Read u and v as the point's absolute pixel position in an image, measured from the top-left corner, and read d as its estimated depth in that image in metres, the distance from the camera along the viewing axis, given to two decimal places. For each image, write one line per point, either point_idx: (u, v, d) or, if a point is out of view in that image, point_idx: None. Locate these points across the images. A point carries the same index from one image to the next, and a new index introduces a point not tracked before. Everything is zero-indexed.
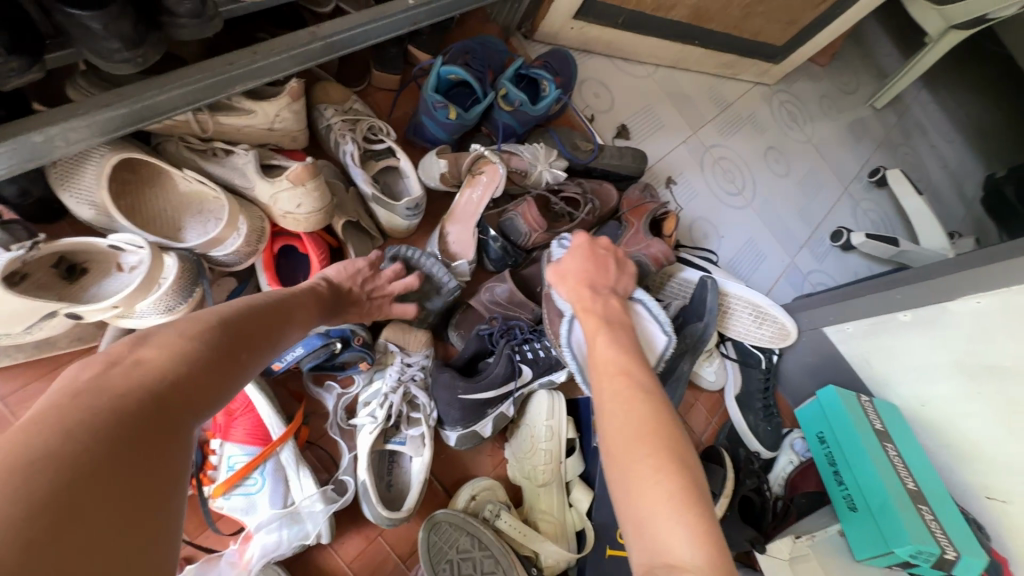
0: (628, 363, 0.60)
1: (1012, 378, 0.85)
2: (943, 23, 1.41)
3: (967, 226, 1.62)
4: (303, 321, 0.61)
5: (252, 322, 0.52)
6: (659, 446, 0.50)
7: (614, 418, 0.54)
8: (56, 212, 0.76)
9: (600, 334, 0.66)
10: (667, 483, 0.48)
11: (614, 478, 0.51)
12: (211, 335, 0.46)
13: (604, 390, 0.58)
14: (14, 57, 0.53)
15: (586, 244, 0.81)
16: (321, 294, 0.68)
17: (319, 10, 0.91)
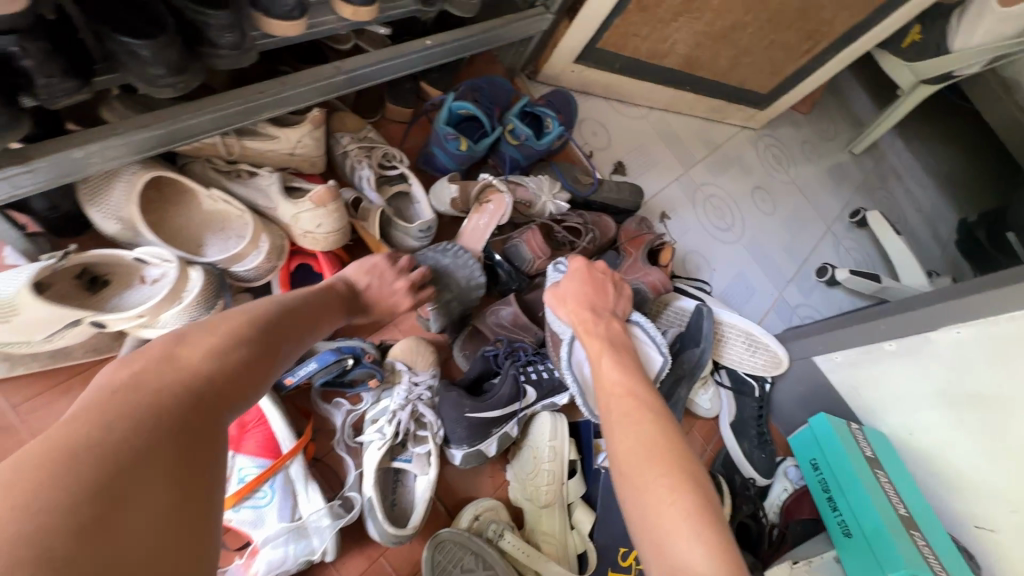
0: (633, 384, 0.63)
1: (997, 408, 0.89)
2: (914, 77, 1.51)
3: (944, 266, 1.70)
4: (325, 320, 0.65)
5: (275, 321, 0.56)
6: (673, 466, 0.53)
7: (624, 437, 0.57)
8: (80, 227, 0.78)
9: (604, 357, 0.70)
10: (682, 504, 0.50)
11: (629, 498, 0.53)
12: (240, 335, 0.52)
13: (613, 410, 0.61)
14: (68, 78, 0.57)
15: (583, 268, 0.83)
16: (339, 294, 0.71)
17: (340, 47, 0.97)
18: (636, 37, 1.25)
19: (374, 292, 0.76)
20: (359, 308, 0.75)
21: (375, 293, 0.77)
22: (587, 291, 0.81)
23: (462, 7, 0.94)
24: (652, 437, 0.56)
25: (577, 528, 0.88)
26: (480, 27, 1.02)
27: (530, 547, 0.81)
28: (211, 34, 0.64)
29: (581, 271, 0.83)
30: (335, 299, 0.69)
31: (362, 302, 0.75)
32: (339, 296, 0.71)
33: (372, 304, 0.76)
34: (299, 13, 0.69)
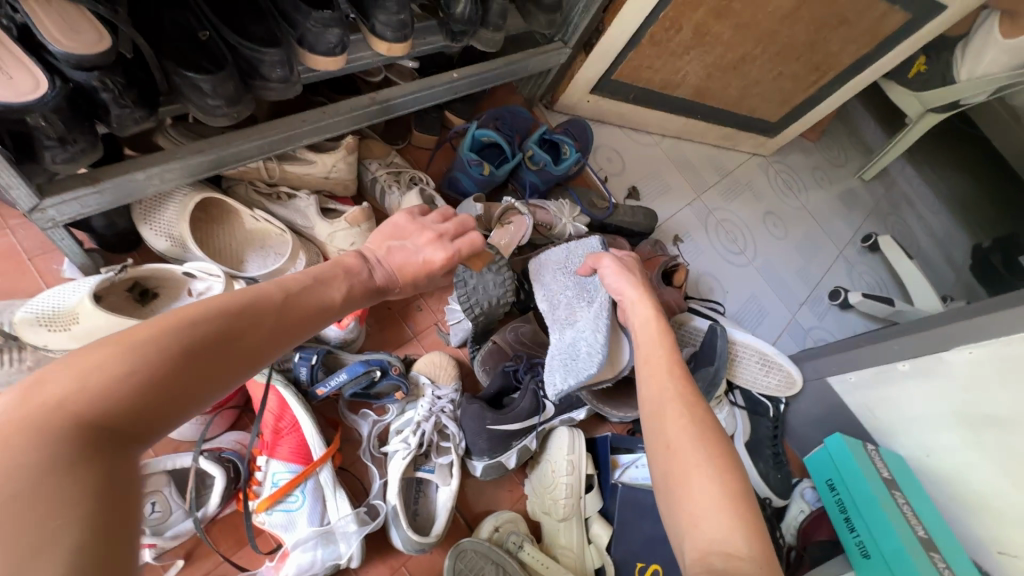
0: (678, 369, 0.65)
1: (1009, 427, 0.89)
2: (920, 107, 1.55)
3: (959, 290, 1.71)
4: (318, 309, 0.52)
5: (240, 319, 0.44)
6: (713, 450, 0.56)
7: (668, 421, 0.59)
8: (131, 243, 0.84)
9: (651, 335, 0.72)
10: (720, 489, 0.53)
11: (667, 478, 0.56)
12: (180, 337, 0.40)
13: (655, 396, 0.63)
14: (139, 109, 0.63)
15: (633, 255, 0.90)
16: (349, 278, 0.59)
17: (372, 80, 1.02)
18: (649, 69, 1.31)
19: (397, 261, 0.65)
20: (376, 274, 0.63)
21: (395, 259, 0.65)
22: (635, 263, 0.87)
23: (487, 42, 1.01)
24: (694, 422, 0.58)
25: (595, 542, 0.89)
26: (502, 60, 1.08)
27: (549, 558, 0.84)
28: (263, 69, 0.71)
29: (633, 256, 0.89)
30: (336, 286, 0.56)
31: (377, 290, 0.63)
32: (348, 281, 0.58)
33: (388, 279, 0.64)
34: (340, 49, 0.75)
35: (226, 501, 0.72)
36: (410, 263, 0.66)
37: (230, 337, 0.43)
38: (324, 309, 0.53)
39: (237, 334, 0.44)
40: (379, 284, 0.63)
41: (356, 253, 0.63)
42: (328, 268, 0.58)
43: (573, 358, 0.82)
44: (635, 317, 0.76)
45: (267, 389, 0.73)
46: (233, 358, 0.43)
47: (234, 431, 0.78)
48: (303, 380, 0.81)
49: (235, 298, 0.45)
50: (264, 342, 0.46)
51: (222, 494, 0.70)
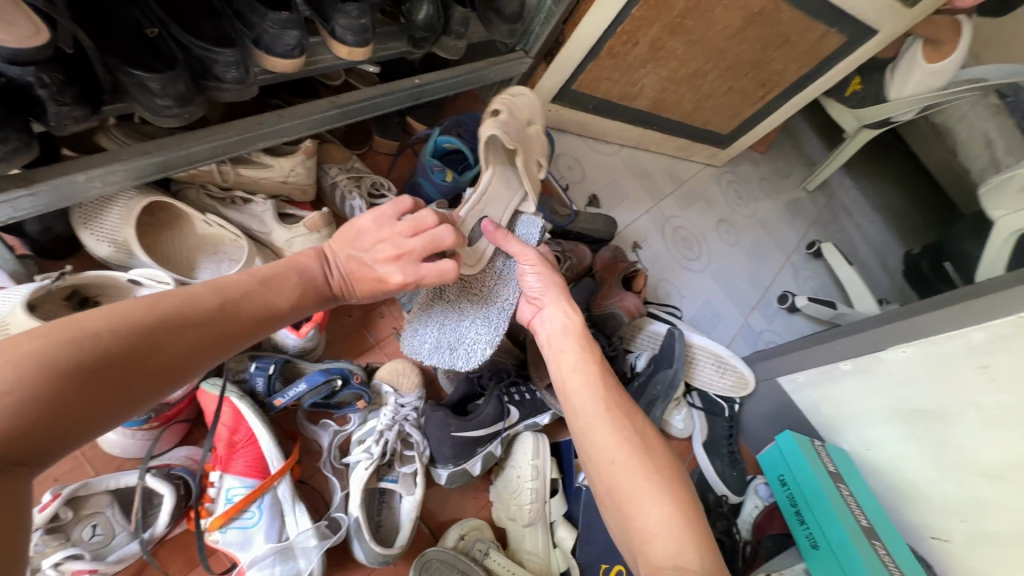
0: (601, 379, 0.66)
1: (938, 420, 0.96)
2: (857, 122, 1.66)
3: (893, 294, 1.83)
4: (256, 312, 0.55)
5: (158, 331, 0.47)
6: (653, 463, 0.58)
7: (604, 439, 0.61)
8: (70, 249, 0.80)
9: (567, 342, 0.71)
10: (669, 501, 0.55)
11: (610, 493, 0.58)
12: (99, 342, 0.43)
13: (583, 410, 0.64)
14: (79, 107, 0.60)
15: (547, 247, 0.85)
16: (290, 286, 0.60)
17: (331, 83, 1.01)
18: (608, 80, 1.35)
19: (353, 265, 0.66)
20: (334, 278, 0.64)
21: (351, 266, 0.65)
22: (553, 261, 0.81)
23: (449, 50, 1.01)
24: (628, 437, 0.60)
25: (559, 547, 0.91)
26: (464, 68, 1.09)
27: (515, 564, 0.84)
28: (217, 69, 0.69)
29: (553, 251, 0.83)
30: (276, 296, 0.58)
31: (326, 296, 0.64)
32: (289, 289, 0.60)
33: (342, 286, 0.65)
34: (298, 53, 0.74)
35: (176, 520, 0.68)
36: (360, 270, 0.66)
37: (146, 350, 0.46)
38: (257, 318, 0.55)
39: (154, 346, 0.46)
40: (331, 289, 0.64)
41: (316, 250, 0.65)
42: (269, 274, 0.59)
43: (456, 338, 0.81)
44: (547, 330, 0.75)
45: (223, 401, 0.71)
46: (148, 370, 0.46)
47: (185, 446, 0.75)
48: (259, 391, 0.78)
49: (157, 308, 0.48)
50: (185, 353, 0.48)
51: (172, 512, 0.66)
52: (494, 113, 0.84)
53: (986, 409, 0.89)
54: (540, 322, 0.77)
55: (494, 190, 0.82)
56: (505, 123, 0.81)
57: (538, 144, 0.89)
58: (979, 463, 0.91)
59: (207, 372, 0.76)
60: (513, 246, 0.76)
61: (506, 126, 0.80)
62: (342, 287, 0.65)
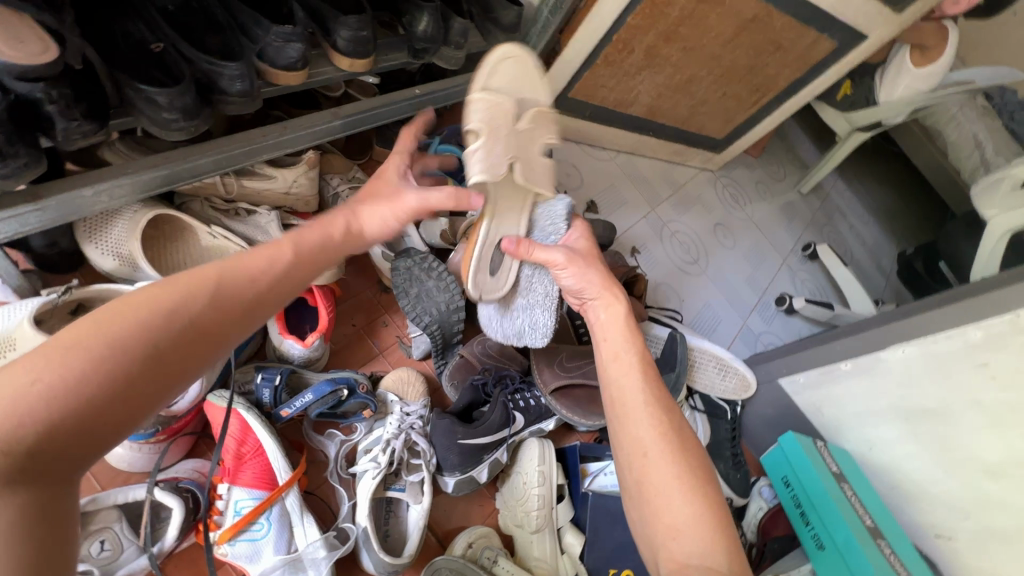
0: (644, 372, 0.65)
1: (940, 419, 0.97)
2: (849, 125, 1.69)
3: (888, 295, 1.85)
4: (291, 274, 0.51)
5: (177, 319, 0.41)
6: (686, 463, 0.58)
7: (641, 429, 0.60)
8: (74, 263, 0.80)
9: (613, 332, 0.71)
10: (696, 500, 0.55)
11: (636, 488, 0.58)
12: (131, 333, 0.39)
13: (624, 397, 0.63)
14: (87, 122, 0.60)
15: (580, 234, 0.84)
16: (312, 247, 0.53)
17: (332, 94, 1.02)
18: (604, 88, 1.36)
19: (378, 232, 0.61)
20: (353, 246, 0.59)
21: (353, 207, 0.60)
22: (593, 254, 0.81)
23: (449, 60, 1.03)
24: (666, 433, 0.60)
25: (567, 552, 0.90)
26: (463, 78, 1.10)
27: (523, 571, 0.84)
28: (222, 82, 0.69)
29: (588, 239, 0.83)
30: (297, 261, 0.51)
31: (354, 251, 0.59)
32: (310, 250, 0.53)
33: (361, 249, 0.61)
34: (301, 65, 0.75)
35: (185, 533, 0.68)
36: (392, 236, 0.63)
37: (173, 342, 0.41)
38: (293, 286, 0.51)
39: (177, 336, 0.41)
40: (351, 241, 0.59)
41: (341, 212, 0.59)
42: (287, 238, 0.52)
43: (516, 332, 0.90)
44: (596, 322, 0.75)
45: (229, 413, 0.70)
46: (186, 355, 0.42)
47: (192, 458, 0.75)
48: (266, 402, 0.78)
49: (168, 293, 0.42)
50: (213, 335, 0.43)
51: (180, 526, 0.66)
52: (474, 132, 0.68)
53: (988, 407, 0.90)
54: (589, 313, 0.77)
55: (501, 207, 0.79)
56: (488, 147, 0.67)
57: (541, 131, 0.73)
58: (982, 461, 0.92)
59: (214, 383, 0.76)
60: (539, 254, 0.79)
61: (491, 158, 0.68)
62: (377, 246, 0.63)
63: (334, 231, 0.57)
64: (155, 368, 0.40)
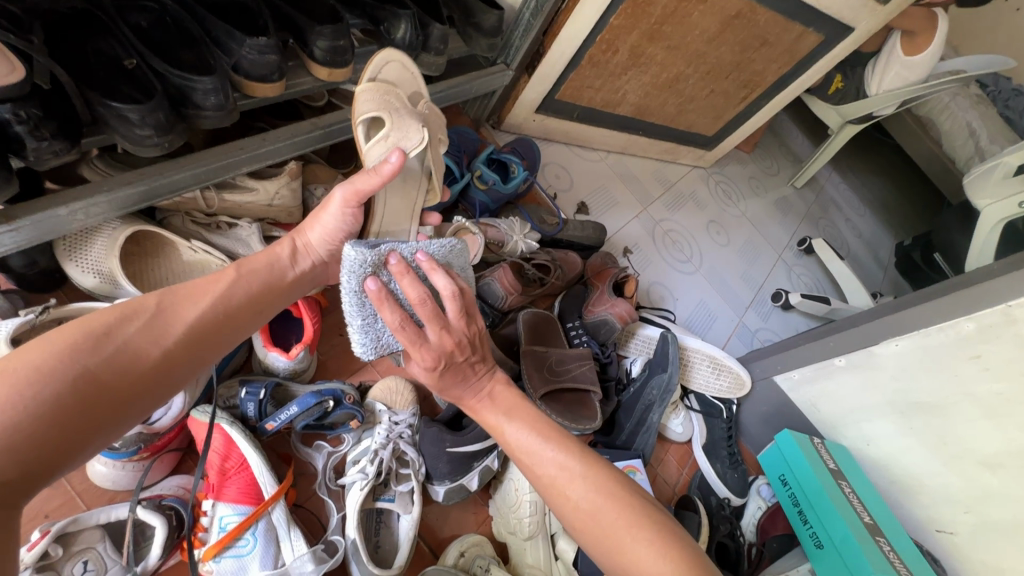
0: (541, 430, 0.57)
1: (936, 412, 0.96)
2: (840, 118, 1.68)
3: (886, 287, 1.84)
4: (235, 314, 0.59)
5: (110, 347, 0.47)
6: (624, 497, 0.53)
7: (566, 488, 0.53)
8: (56, 282, 0.80)
9: (486, 408, 0.60)
10: (648, 530, 0.50)
11: (595, 544, 0.52)
12: (74, 356, 0.45)
13: (539, 469, 0.55)
14: (58, 141, 0.60)
15: (426, 360, 0.56)
16: (245, 287, 0.61)
17: (314, 104, 1.02)
18: (590, 89, 1.36)
19: (325, 241, 0.70)
20: (304, 264, 0.68)
21: (295, 249, 0.68)
22: (451, 368, 0.58)
23: (431, 66, 1.02)
24: (597, 480, 0.53)
25: (561, 559, 0.89)
26: (446, 84, 1.10)
27: None
28: (196, 97, 0.69)
29: (426, 364, 0.56)
30: (233, 297, 0.59)
31: (290, 287, 0.67)
32: (247, 287, 0.61)
33: (313, 268, 0.69)
34: (277, 75, 0.76)
35: (169, 552, 0.67)
36: (340, 238, 0.72)
37: (109, 369, 0.46)
38: (228, 322, 0.58)
39: (112, 361, 0.47)
40: (295, 278, 0.67)
41: (288, 242, 0.68)
42: (223, 275, 0.60)
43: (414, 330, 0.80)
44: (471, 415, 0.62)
45: (213, 428, 0.70)
46: (132, 380, 0.48)
47: (177, 476, 0.75)
48: (251, 416, 0.78)
49: (99, 321, 0.48)
50: (151, 366, 0.50)
51: (164, 544, 0.66)
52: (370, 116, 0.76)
53: (982, 399, 0.89)
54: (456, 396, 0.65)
55: (393, 202, 0.79)
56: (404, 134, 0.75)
57: (435, 120, 0.84)
58: (980, 453, 0.91)
59: (198, 399, 0.76)
60: (409, 279, 0.56)
61: (404, 134, 0.76)
62: (333, 254, 0.72)
63: (274, 266, 0.65)
64: (91, 393, 0.45)
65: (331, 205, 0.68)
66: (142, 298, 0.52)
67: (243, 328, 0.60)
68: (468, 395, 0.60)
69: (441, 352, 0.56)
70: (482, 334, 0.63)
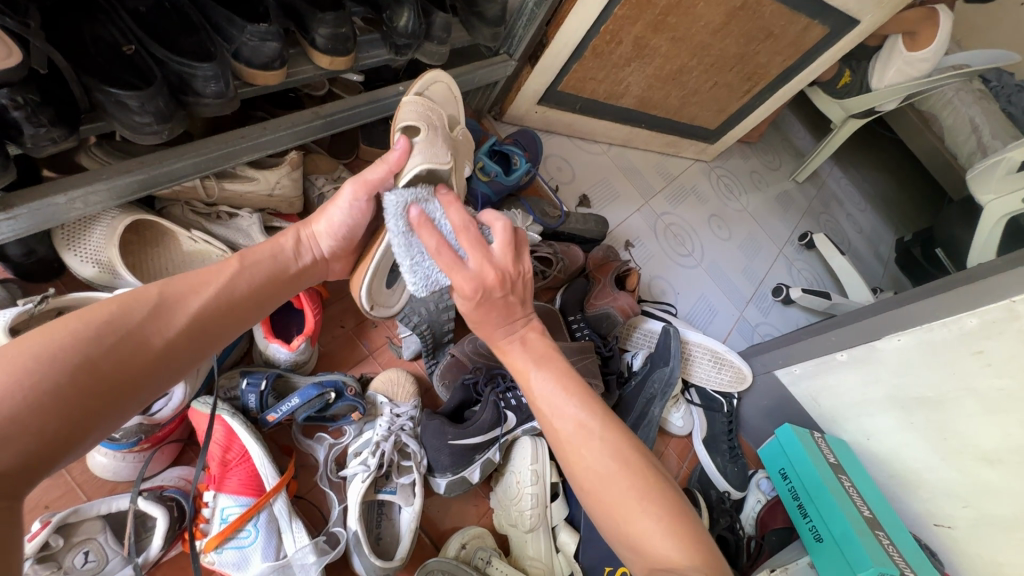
0: (566, 386, 0.57)
1: (936, 407, 0.96)
2: (843, 112, 1.67)
3: (886, 282, 1.84)
4: (238, 306, 0.57)
5: (112, 336, 0.46)
6: (639, 470, 0.52)
7: (580, 448, 0.53)
8: (54, 272, 0.79)
9: (514, 352, 0.60)
10: (656, 506, 0.50)
11: (602, 507, 0.52)
12: (75, 346, 0.44)
13: (557, 422, 0.56)
14: (55, 128, 0.59)
15: (464, 281, 0.56)
16: (249, 277, 0.60)
17: (315, 94, 1.01)
18: (593, 80, 1.34)
19: (330, 238, 0.68)
20: (306, 258, 0.67)
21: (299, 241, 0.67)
22: (489, 300, 0.58)
23: (434, 56, 1.01)
24: (613, 447, 0.53)
25: (562, 551, 0.90)
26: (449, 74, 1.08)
27: (516, 570, 0.84)
28: (196, 84, 0.68)
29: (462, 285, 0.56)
30: (236, 288, 0.58)
31: (293, 279, 0.66)
32: (250, 279, 0.60)
33: (314, 262, 0.68)
34: (278, 63, 0.74)
35: (171, 543, 0.67)
36: (344, 236, 0.69)
37: (111, 359, 0.46)
38: (231, 313, 0.57)
39: (113, 352, 0.46)
40: (298, 271, 0.66)
41: (293, 234, 0.67)
42: (228, 265, 0.58)
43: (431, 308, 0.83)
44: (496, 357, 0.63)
45: (214, 419, 0.70)
46: (134, 371, 0.47)
47: (178, 467, 0.74)
48: (252, 407, 0.77)
49: (100, 311, 0.47)
50: (153, 357, 0.49)
51: (165, 536, 0.65)
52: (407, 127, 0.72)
53: (983, 395, 0.89)
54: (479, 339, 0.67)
55: None
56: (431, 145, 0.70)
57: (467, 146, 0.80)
58: (980, 449, 0.91)
59: (199, 389, 0.75)
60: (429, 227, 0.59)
61: (434, 152, 0.69)
62: (335, 251, 0.70)
63: (278, 257, 0.64)
64: (92, 384, 0.44)
65: (341, 197, 0.67)
66: (144, 287, 0.51)
67: (246, 319, 0.59)
68: (501, 334, 0.60)
69: (481, 280, 0.57)
70: (530, 279, 0.63)
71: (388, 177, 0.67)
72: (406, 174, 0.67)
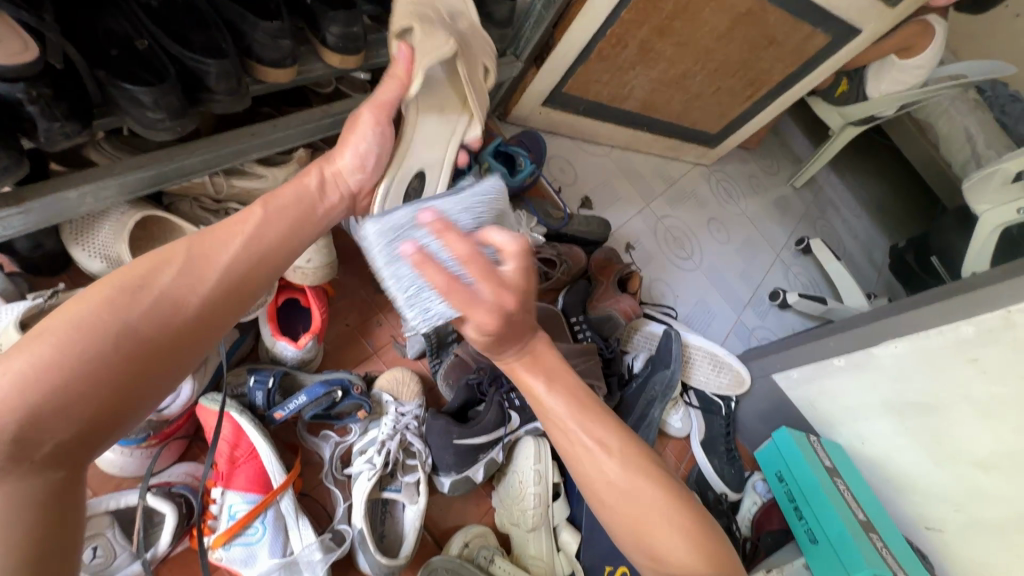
0: (577, 404, 0.56)
1: (931, 413, 0.98)
2: (841, 120, 1.69)
3: (880, 288, 1.87)
4: (273, 259, 0.55)
5: (147, 298, 0.45)
6: (653, 474, 0.53)
7: (597, 461, 0.54)
8: (61, 266, 0.79)
9: (524, 366, 0.58)
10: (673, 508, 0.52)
11: (620, 520, 0.53)
12: (111, 312, 0.43)
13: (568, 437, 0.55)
14: (70, 122, 0.59)
15: (495, 311, 0.50)
16: (281, 229, 0.57)
17: (322, 91, 1.00)
18: (597, 83, 1.35)
19: (354, 167, 0.69)
20: (332, 195, 0.66)
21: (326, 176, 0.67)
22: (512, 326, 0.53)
23: None
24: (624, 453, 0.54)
25: (564, 550, 0.91)
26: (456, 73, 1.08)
27: (518, 569, 0.84)
28: (208, 80, 0.68)
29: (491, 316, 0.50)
30: (266, 241, 0.55)
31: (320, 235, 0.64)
32: (281, 230, 0.57)
33: (341, 200, 0.67)
34: (290, 61, 0.75)
35: (178, 538, 0.68)
36: (370, 161, 0.70)
37: (148, 321, 0.44)
38: (264, 267, 0.54)
39: (150, 314, 0.45)
40: (324, 208, 0.64)
41: (315, 170, 0.66)
42: (256, 216, 0.56)
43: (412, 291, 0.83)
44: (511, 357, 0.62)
45: (223, 416, 0.70)
46: (175, 331, 0.46)
47: (185, 463, 0.74)
48: (258, 405, 0.77)
49: (130, 274, 0.45)
50: (192, 317, 0.47)
51: (174, 531, 0.66)
52: (403, 32, 0.70)
53: (976, 401, 0.91)
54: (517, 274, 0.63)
55: (428, 119, 0.74)
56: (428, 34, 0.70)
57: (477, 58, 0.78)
58: (973, 455, 0.93)
59: (206, 386, 0.75)
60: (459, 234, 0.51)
61: (432, 43, 0.69)
62: (362, 186, 0.71)
63: (306, 202, 0.63)
64: (133, 350, 0.43)
65: (362, 125, 0.69)
66: (173, 247, 0.49)
67: (282, 271, 0.57)
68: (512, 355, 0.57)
69: (500, 313, 0.50)
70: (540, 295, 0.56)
71: (401, 91, 0.69)
72: (416, 82, 0.69)
